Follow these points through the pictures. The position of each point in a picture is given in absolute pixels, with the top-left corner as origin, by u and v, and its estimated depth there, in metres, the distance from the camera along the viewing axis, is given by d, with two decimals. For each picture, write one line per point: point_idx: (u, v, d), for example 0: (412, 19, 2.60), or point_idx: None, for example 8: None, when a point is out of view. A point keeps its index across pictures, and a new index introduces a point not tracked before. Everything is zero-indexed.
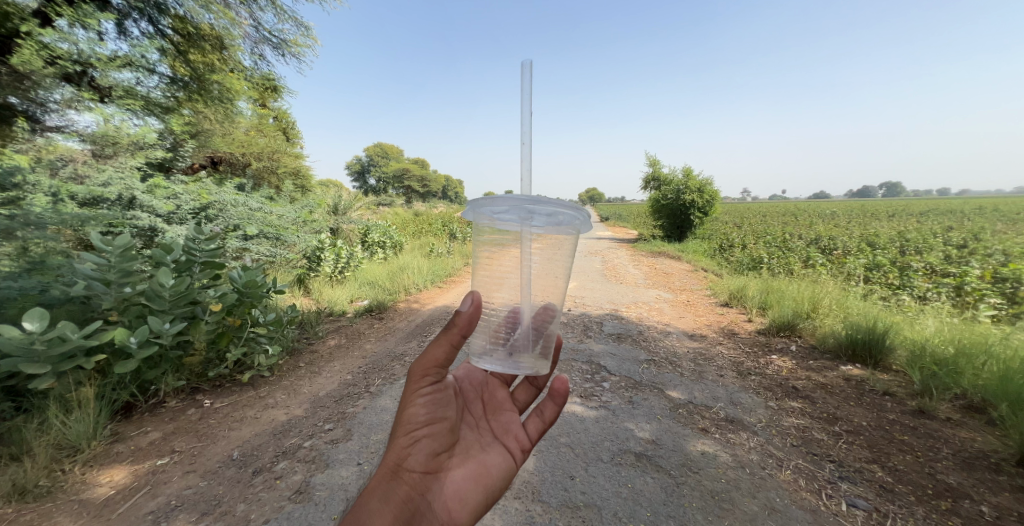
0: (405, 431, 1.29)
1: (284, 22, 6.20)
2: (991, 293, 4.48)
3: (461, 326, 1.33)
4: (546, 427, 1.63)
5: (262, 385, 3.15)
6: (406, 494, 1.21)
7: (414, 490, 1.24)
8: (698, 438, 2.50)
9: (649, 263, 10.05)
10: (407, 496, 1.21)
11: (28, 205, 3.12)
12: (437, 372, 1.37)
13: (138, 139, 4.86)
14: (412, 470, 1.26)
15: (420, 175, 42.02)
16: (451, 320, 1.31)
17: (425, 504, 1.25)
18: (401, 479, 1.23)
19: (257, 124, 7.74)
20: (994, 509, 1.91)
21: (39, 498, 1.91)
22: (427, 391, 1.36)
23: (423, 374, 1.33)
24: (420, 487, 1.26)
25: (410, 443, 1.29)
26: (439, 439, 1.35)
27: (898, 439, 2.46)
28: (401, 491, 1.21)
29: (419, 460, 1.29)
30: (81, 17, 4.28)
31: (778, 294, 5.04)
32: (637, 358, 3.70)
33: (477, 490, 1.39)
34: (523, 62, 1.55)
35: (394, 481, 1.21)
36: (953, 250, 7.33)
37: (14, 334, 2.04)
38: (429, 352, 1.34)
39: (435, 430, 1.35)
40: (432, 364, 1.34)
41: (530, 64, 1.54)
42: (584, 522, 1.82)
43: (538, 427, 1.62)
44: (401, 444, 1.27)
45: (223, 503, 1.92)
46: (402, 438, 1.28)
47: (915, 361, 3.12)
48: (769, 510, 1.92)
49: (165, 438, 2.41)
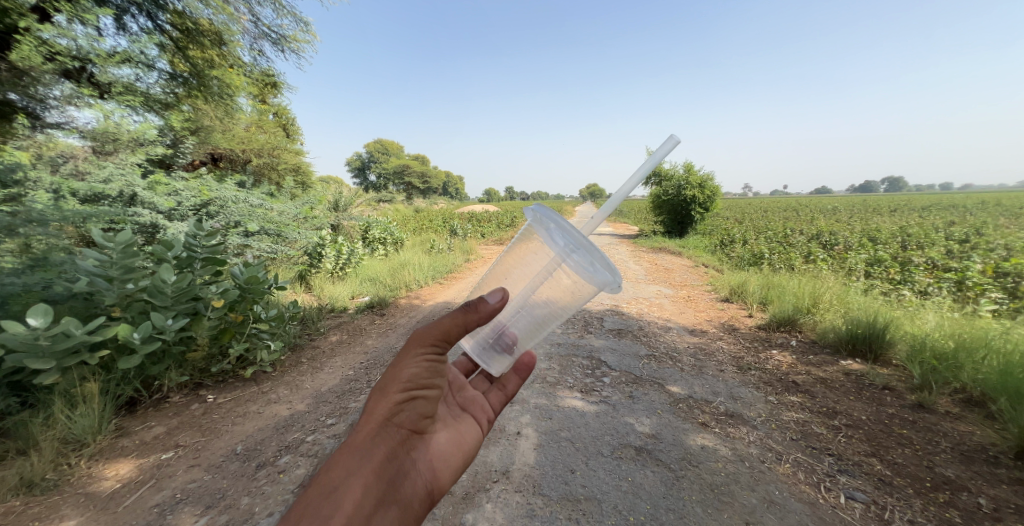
0: (398, 389, 1.27)
1: (284, 17, 6.22)
2: (993, 288, 4.47)
3: (481, 313, 1.38)
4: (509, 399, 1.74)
5: (265, 380, 3.18)
6: (392, 450, 1.20)
7: (400, 447, 1.22)
8: (698, 432, 2.52)
9: (649, 258, 10.07)
10: (393, 453, 1.20)
11: (30, 202, 3.13)
12: (441, 343, 1.36)
13: (139, 136, 4.82)
14: (399, 428, 1.25)
15: (420, 172, 41.95)
16: (477, 305, 1.36)
17: (409, 462, 1.24)
18: (387, 434, 1.21)
19: (256, 120, 7.74)
20: (992, 501, 1.92)
21: (46, 491, 1.94)
22: (426, 358, 1.34)
23: (429, 339, 1.33)
24: (405, 444, 1.25)
25: (400, 401, 1.27)
26: (428, 401, 1.35)
27: (897, 433, 2.47)
28: (388, 447, 1.19)
29: (407, 419, 1.28)
30: (80, 13, 4.27)
31: (779, 289, 5.05)
32: (638, 354, 3.71)
33: (454, 455, 1.41)
34: (674, 135, 1.48)
35: (381, 435, 1.19)
36: (955, 245, 7.30)
37: (18, 330, 2.05)
38: (440, 322, 1.32)
39: (428, 393, 1.35)
40: (440, 332, 1.34)
41: (676, 139, 1.48)
42: (585, 515, 1.84)
43: (501, 399, 1.71)
44: (391, 400, 1.25)
45: (227, 496, 1.94)
46: (395, 395, 1.26)
47: (915, 355, 3.13)
48: (769, 503, 1.94)
49: (169, 433, 2.44)
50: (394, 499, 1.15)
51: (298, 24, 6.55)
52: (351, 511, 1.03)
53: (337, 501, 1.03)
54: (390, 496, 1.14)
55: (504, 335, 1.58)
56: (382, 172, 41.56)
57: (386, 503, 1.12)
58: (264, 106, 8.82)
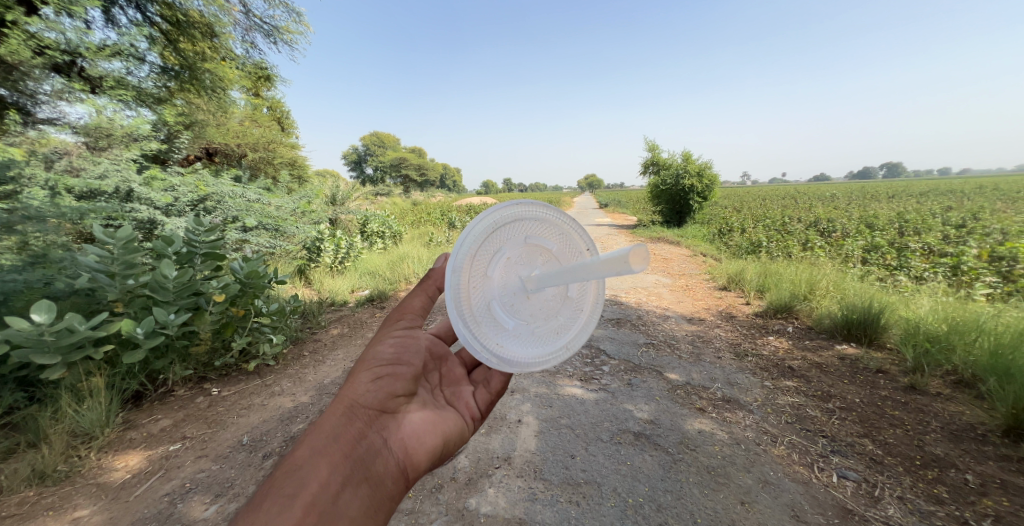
0: (367, 369, 1.32)
1: (275, 8, 6.19)
2: (987, 272, 4.53)
3: (436, 278, 1.54)
4: (495, 398, 1.62)
5: (268, 373, 3.22)
6: (360, 430, 1.21)
7: (368, 426, 1.23)
8: (696, 417, 2.58)
9: (648, 248, 10.10)
10: (361, 433, 1.21)
11: (25, 199, 3.09)
12: (409, 320, 1.49)
13: (132, 131, 4.76)
14: (369, 408, 1.26)
15: (417, 164, 41.79)
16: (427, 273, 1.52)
17: (380, 441, 1.23)
18: (354, 415, 1.23)
19: (249, 114, 7.73)
20: (978, 477, 1.99)
21: (59, 482, 1.99)
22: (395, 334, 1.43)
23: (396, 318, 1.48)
24: (376, 423, 1.25)
25: (368, 382, 1.29)
26: (399, 380, 1.34)
27: (889, 414, 2.53)
28: (355, 427, 1.21)
29: (375, 398, 1.28)
30: (67, 6, 4.21)
31: (776, 277, 5.10)
32: (636, 342, 3.76)
33: (433, 436, 1.33)
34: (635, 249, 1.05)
35: (348, 416, 1.22)
36: (952, 230, 7.38)
37: (23, 326, 2.07)
38: (408, 301, 1.52)
39: (399, 370, 1.36)
40: (408, 310, 1.51)
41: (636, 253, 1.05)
42: (585, 497, 1.89)
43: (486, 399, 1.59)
44: (358, 383, 1.28)
45: (235, 485, 1.99)
46: (363, 375, 1.30)
47: (908, 338, 3.18)
48: (763, 483, 2.00)
49: (176, 425, 2.48)
50: (361, 476, 1.15)
51: (290, 15, 6.50)
52: (315, 489, 1.06)
53: (301, 481, 1.06)
54: (360, 475, 1.15)
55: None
56: (378, 165, 41.29)
57: (355, 480, 1.13)
58: (257, 99, 8.73)
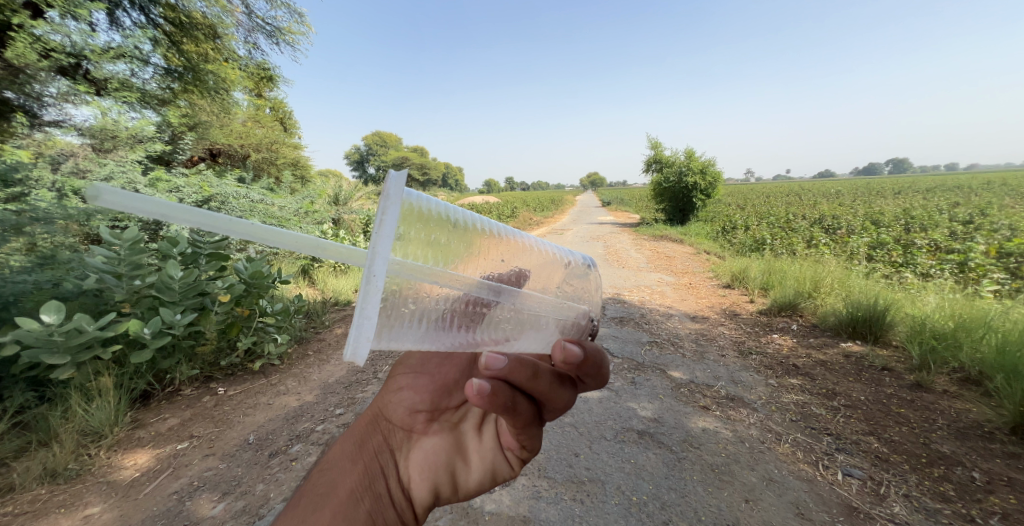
0: (395, 381, 1.25)
1: (277, 9, 6.24)
2: (994, 268, 4.49)
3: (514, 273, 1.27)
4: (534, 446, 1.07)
5: (274, 372, 3.23)
6: (381, 443, 1.16)
7: (387, 440, 1.16)
8: (699, 415, 2.58)
9: (652, 247, 9.99)
10: (381, 446, 1.15)
11: (34, 200, 3.13)
12: None
13: (137, 133, 4.85)
14: (392, 421, 1.19)
15: (419, 162, 41.93)
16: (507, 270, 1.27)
17: (398, 459, 1.13)
18: (380, 425, 1.20)
19: (252, 115, 7.88)
20: (984, 475, 1.98)
21: (69, 480, 2.02)
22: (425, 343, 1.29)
23: None
24: (396, 437, 1.16)
25: (395, 392, 1.23)
26: (423, 392, 1.19)
27: (895, 412, 2.52)
28: (377, 439, 1.17)
29: (398, 411, 1.19)
30: (72, 9, 4.25)
31: (780, 274, 5.07)
32: (639, 340, 3.76)
33: (455, 464, 1.10)
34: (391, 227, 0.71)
35: (374, 426, 1.20)
36: (959, 226, 7.32)
37: (33, 327, 2.10)
38: None
39: (422, 382, 1.20)
40: None
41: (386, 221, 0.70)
42: (589, 496, 1.90)
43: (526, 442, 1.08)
44: (389, 392, 1.24)
45: (243, 483, 2.01)
46: (391, 386, 1.25)
47: (914, 336, 3.16)
48: (767, 481, 2.00)
49: (183, 424, 2.51)
50: (375, 491, 1.08)
51: (292, 16, 6.54)
52: (338, 496, 1.05)
53: (330, 483, 1.10)
54: (375, 493, 1.07)
55: (518, 275, 1.02)
56: (380, 164, 41.30)
57: (371, 494, 1.07)
58: (260, 100, 8.76)
